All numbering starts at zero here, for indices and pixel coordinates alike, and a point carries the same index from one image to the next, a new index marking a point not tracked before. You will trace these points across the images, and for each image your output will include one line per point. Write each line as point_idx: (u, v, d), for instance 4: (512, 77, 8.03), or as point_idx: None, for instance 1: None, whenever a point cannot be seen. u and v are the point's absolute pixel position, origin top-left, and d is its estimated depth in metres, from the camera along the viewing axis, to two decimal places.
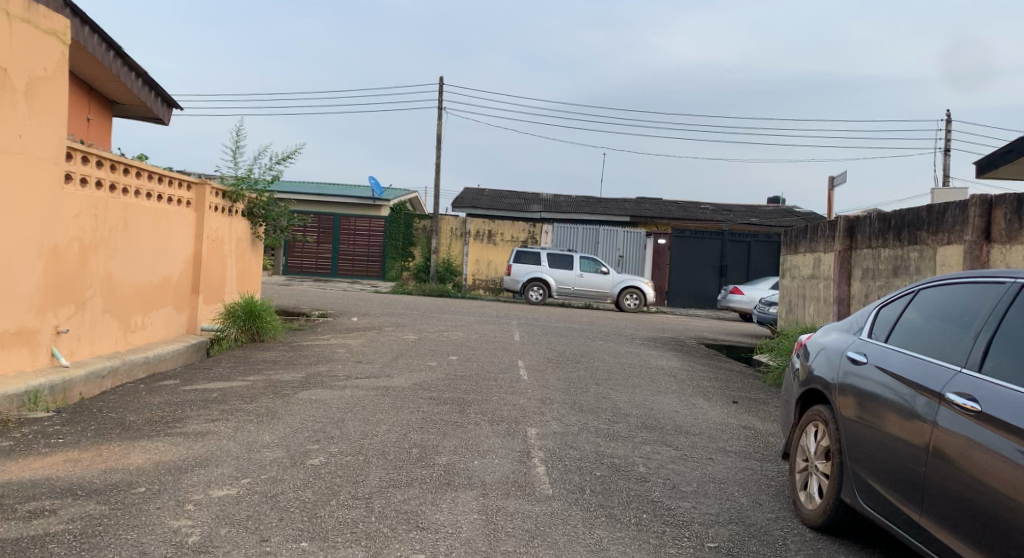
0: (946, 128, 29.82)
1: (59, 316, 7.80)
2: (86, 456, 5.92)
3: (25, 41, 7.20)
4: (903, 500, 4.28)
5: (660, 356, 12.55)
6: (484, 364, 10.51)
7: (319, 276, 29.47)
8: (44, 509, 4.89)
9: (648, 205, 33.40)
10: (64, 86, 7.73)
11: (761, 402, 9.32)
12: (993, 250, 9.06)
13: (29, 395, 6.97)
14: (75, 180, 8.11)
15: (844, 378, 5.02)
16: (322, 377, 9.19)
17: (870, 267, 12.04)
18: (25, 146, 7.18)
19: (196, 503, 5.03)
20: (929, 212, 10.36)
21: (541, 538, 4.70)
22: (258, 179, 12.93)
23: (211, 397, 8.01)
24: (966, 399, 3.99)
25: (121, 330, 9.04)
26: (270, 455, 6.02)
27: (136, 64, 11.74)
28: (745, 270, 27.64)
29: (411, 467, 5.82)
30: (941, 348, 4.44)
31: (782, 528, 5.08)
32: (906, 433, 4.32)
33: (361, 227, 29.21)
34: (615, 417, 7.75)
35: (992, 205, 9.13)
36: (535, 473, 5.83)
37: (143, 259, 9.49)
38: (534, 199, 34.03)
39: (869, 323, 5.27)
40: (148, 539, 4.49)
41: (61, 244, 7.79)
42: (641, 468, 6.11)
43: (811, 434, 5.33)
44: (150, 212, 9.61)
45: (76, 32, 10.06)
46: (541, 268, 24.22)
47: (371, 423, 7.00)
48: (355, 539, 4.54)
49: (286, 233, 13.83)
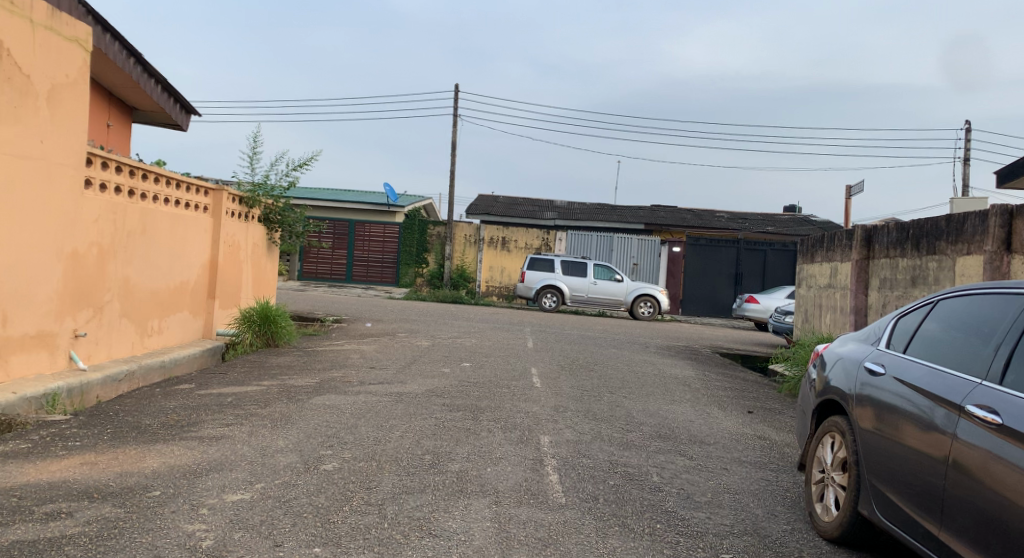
0: (965, 137, 29.58)
1: (78, 320, 7.86)
2: (101, 460, 5.94)
3: (47, 49, 7.28)
4: (922, 514, 4.23)
5: (674, 365, 12.48)
6: (497, 371, 10.50)
7: (333, 282, 29.51)
8: (61, 511, 4.92)
9: (663, 212, 33.37)
10: (86, 93, 7.80)
11: (776, 412, 9.26)
12: (1014, 260, 8.97)
13: (47, 398, 7.02)
14: (94, 185, 8.18)
15: (860, 388, 4.99)
16: (336, 382, 9.21)
17: (888, 277, 11.94)
18: (46, 152, 7.25)
19: (210, 507, 5.04)
20: (948, 222, 10.29)
21: (554, 547, 4.68)
22: (275, 185, 13.00)
23: (225, 401, 8.03)
24: (987, 412, 3.94)
25: (138, 334, 9.11)
26: (283, 460, 6.03)
27: (155, 71, 11.84)
28: (761, 279, 27.58)
29: (423, 473, 5.82)
30: (961, 360, 4.39)
31: (797, 540, 5.03)
32: (924, 445, 4.28)
33: (377, 233, 29.23)
34: (628, 426, 7.72)
35: (1013, 214, 9.05)
36: (548, 482, 5.80)
37: (161, 262, 9.56)
38: (547, 206, 34.00)
39: (886, 333, 5.22)
40: (162, 543, 4.50)
41: (81, 248, 7.86)
42: (655, 478, 6.07)
43: (827, 445, 5.28)
44: (168, 216, 9.67)
45: (97, 40, 10.17)
46: (555, 275, 24.05)
47: (385, 429, 7.01)
48: (368, 545, 4.54)
49: (301, 239, 13.88)
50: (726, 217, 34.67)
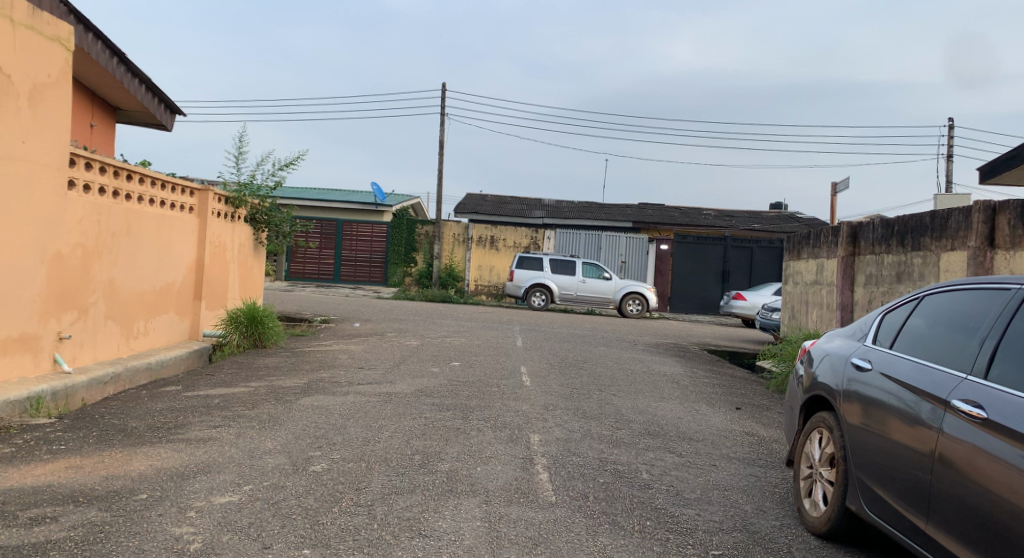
0: (949, 134, 29.79)
1: (62, 321, 7.79)
2: (87, 463, 5.90)
3: (28, 49, 7.21)
4: (909, 508, 4.25)
5: (662, 362, 12.51)
6: (487, 369, 10.51)
7: (320, 282, 29.41)
8: (45, 516, 4.87)
9: (650, 210, 33.45)
10: (68, 92, 7.75)
11: (764, 409, 9.29)
12: (997, 256, 9.04)
13: (31, 401, 6.96)
14: (78, 186, 8.11)
15: (848, 384, 5.00)
16: (324, 382, 9.19)
17: (874, 273, 12.00)
18: (29, 152, 7.18)
19: (198, 510, 5.01)
20: (932, 219, 10.35)
21: (544, 546, 4.67)
22: (261, 185, 12.92)
23: (213, 403, 8.00)
24: (972, 406, 3.97)
25: (124, 336, 9.04)
26: (271, 462, 6.00)
27: (139, 71, 11.76)
28: (748, 275, 27.71)
29: (413, 473, 5.81)
30: (946, 355, 4.42)
31: (786, 535, 5.05)
32: (911, 440, 4.30)
33: (364, 232, 29.14)
34: (618, 424, 7.72)
35: (995, 211, 9.12)
36: (538, 480, 5.79)
37: (146, 263, 9.49)
38: (535, 205, 34.01)
39: (873, 329, 5.24)
40: (149, 546, 4.47)
41: (64, 250, 7.80)
42: (644, 476, 6.08)
43: (815, 441, 5.30)
44: (153, 217, 9.60)
45: (80, 39, 10.07)
46: (543, 274, 24.05)
47: (374, 429, 7.00)
48: (358, 546, 4.52)
49: (288, 239, 13.81)
50: (713, 214, 34.77)
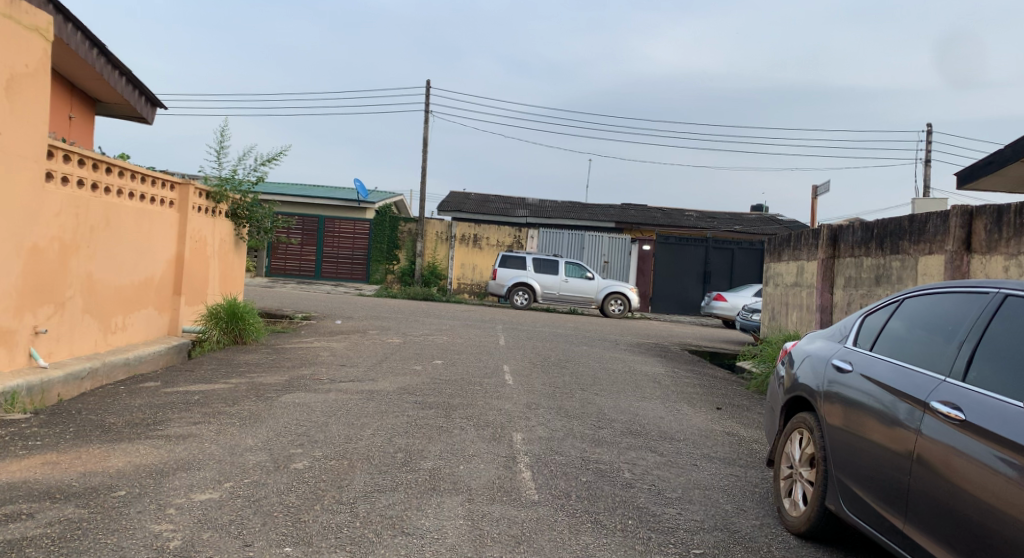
0: (929, 140, 30.04)
1: (38, 315, 7.69)
2: (64, 459, 5.82)
3: (6, 38, 7.11)
4: (887, 508, 4.28)
5: (645, 362, 12.53)
6: (469, 368, 10.48)
7: (301, 279, 29.31)
8: (21, 513, 4.80)
9: (632, 211, 33.55)
10: (47, 83, 7.67)
11: (745, 409, 9.33)
12: (973, 260, 9.14)
13: (6, 396, 6.86)
14: (56, 178, 7.98)
15: (828, 386, 5.03)
16: (306, 379, 9.12)
17: (853, 276, 12.07)
18: (6, 144, 7.07)
19: (178, 507, 4.95)
20: (911, 222, 10.43)
21: (527, 544, 4.66)
22: (243, 180, 12.80)
23: (193, 399, 7.93)
24: (950, 408, 3.99)
25: (101, 331, 8.93)
26: (252, 459, 5.94)
27: (120, 63, 11.64)
28: (728, 277, 27.85)
29: (395, 471, 5.77)
30: (925, 357, 4.44)
31: (765, 534, 5.07)
32: (889, 441, 4.32)
33: (346, 229, 29.04)
34: (600, 423, 7.72)
35: (972, 215, 9.21)
36: (520, 479, 5.78)
37: (125, 258, 9.38)
38: (519, 203, 34.00)
39: (853, 331, 5.26)
40: (129, 543, 4.42)
41: (41, 243, 7.69)
42: (626, 474, 6.09)
43: (795, 441, 5.32)
44: (132, 211, 9.50)
45: (60, 29, 9.95)
46: (526, 273, 24.05)
47: (356, 427, 6.95)
48: (339, 545, 4.49)
49: (269, 235, 13.70)
50: (696, 216, 34.86)
